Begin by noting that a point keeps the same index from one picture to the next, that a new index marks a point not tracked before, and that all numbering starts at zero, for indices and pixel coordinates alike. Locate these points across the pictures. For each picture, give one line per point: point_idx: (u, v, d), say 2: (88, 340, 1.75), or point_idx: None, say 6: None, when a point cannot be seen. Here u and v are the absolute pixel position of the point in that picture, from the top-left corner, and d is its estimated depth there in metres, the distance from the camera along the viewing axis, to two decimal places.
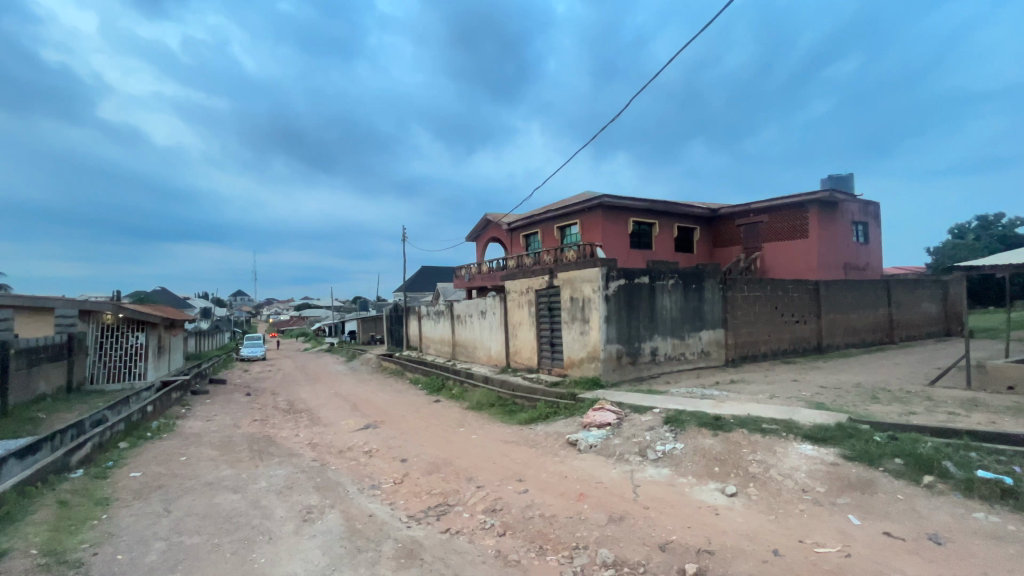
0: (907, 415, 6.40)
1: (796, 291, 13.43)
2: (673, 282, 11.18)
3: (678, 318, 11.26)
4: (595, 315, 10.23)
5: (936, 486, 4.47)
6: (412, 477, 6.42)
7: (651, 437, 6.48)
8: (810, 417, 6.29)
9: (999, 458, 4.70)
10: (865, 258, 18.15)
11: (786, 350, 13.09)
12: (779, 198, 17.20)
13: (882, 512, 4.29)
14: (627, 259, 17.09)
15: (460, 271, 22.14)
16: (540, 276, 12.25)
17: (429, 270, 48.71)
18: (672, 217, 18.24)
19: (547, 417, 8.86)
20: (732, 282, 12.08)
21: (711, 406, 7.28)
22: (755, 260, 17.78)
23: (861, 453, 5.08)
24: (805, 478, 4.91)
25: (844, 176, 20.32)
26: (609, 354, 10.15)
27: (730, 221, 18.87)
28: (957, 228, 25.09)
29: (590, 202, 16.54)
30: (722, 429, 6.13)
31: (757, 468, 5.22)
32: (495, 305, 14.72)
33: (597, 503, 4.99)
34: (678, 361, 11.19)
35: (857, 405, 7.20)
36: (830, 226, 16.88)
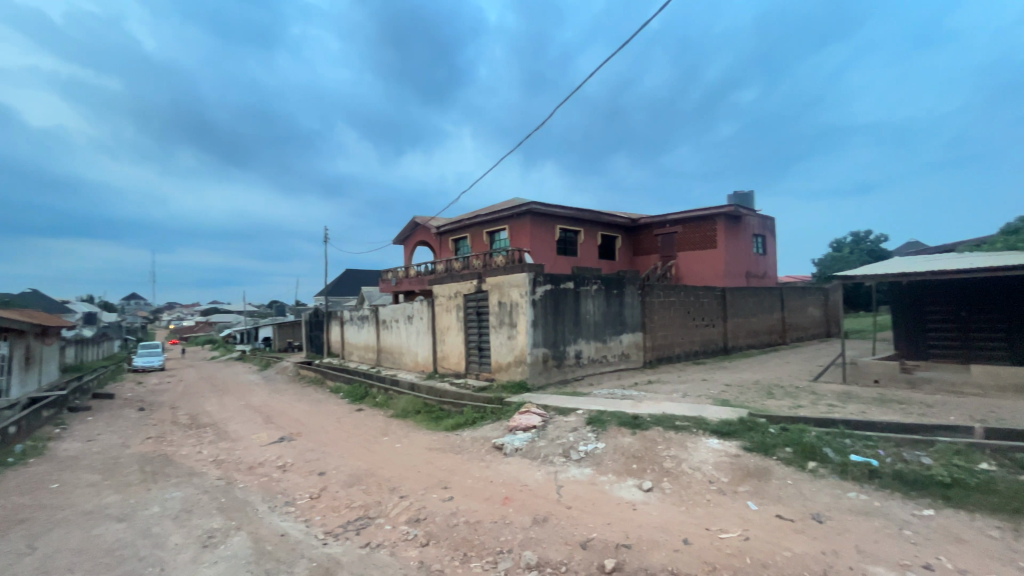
0: (795, 409, 7.18)
1: (706, 297, 14.54)
2: (596, 287, 11.63)
3: (601, 322, 11.73)
4: (522, 320, 10.37)
5: (819, 471, 5.03)
6: (331, 491, 6.09)
7: (574, 438, 6.66)
8: (716, 413, 6.83)
9: (867, 443, 5.38)
10: (763, 268, 20.09)
11: (697, 351, 14.11)
12: (691, 210, 18.57)
13: (776, 496, 4.73)
14: (554, 265, 17.56)
15: (386, 275, 21.51)
16: (468, 280, 12.22)
17: (353, 273, 46.97)
18: (596, 225, 19.02)
19: (474, 422, 8.82)
20: (650, 288, 12.83)
21: (630, 406, 7.65)
22: (671, 268, 19.03)
23: (758, 444, 5.58)
24: (712, 470, 5.30)
25: (745, 192, 22.39)
26: (536, 357, 10.32)
27: (648, 230, 20.05)
28: (835, 242, 28.63)
29: (518, 208, 16.80)
30: (639, 427, 6.45)
31: (670, 463, 5.55)
32: (422, 309, 14.44)
33: (522, 506, 5.04)
34: (600, 363, 11.64)
35: (756, 401, 7.94)
36: (735, 238, 18.48)
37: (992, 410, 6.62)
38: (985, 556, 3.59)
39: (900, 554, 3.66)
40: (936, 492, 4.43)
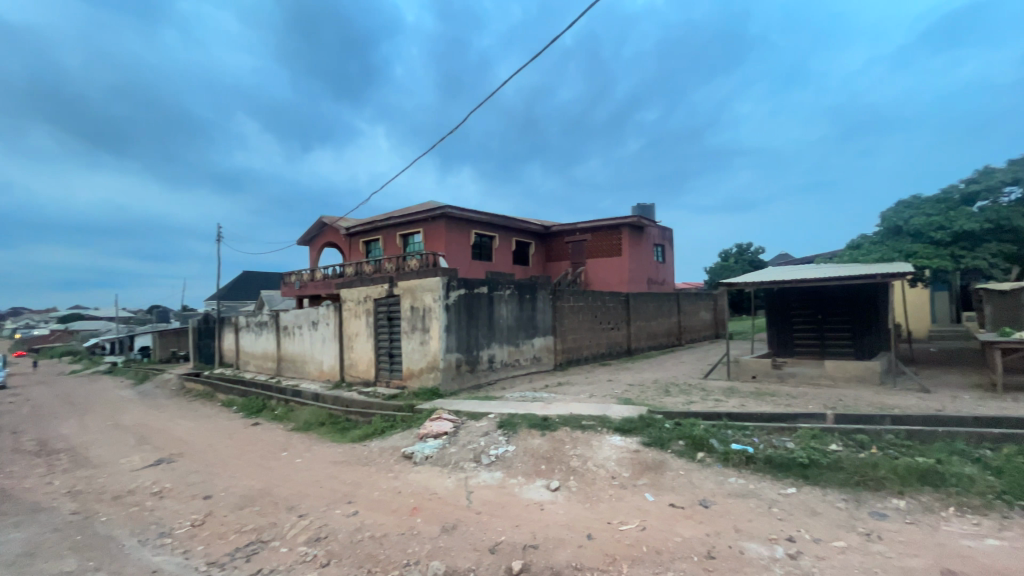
0: (688, 404, 7.84)
1: (611, 301, 15.39)
2: (509, 292, 11.80)
3: (514, 326, 11.93)
4: (435, 325, 10.22)
5: (706, 460, 5.52)
6: (218, 516, 5.49)
7: (485, 442, 6.67)
8: (619, 412, 7.23)
9: (745, 432, 6.02)
10: (662, 275, 21.74)
11: (603, 353, 14.87)
12: (599, 220, 19.59)
13: (669, 487, 5.11)
14: (469, 270, 17.55)
15: (290, 278, 20.08)
16: (379, 284, 11.78)
17: (252, 276, 43.23)
18: (510, 231, 19.34)
19: (383, 431, 8.48)
20: (560, 293, 13.31)
21: (540, 408, 7.85)
22: (581, 274, 19.91)
23: (655, 439, 5.99)
24: (614, 466, 5.58)
25: (647, 205, 24.10)
26: (449, 362, 10.20)
27: (560, 238, 20.80)
28: (723, 253, 31.83)
29: (433, 211, 16.58)
30: (548, 428, 6.64)
31: (577, 461, 5.77)
32: (328, 315, 13.65)
33: (430, 515, 4.92)
34: (512, 367, 11.81)
35: (655, 398, 8.54)
36: (638, 247, 19.80)
37: (841, 399, 7.74)
38: (834, 525, 4.16)
39: (770, 530, 4.12)
40: (798, 472, 5.05)
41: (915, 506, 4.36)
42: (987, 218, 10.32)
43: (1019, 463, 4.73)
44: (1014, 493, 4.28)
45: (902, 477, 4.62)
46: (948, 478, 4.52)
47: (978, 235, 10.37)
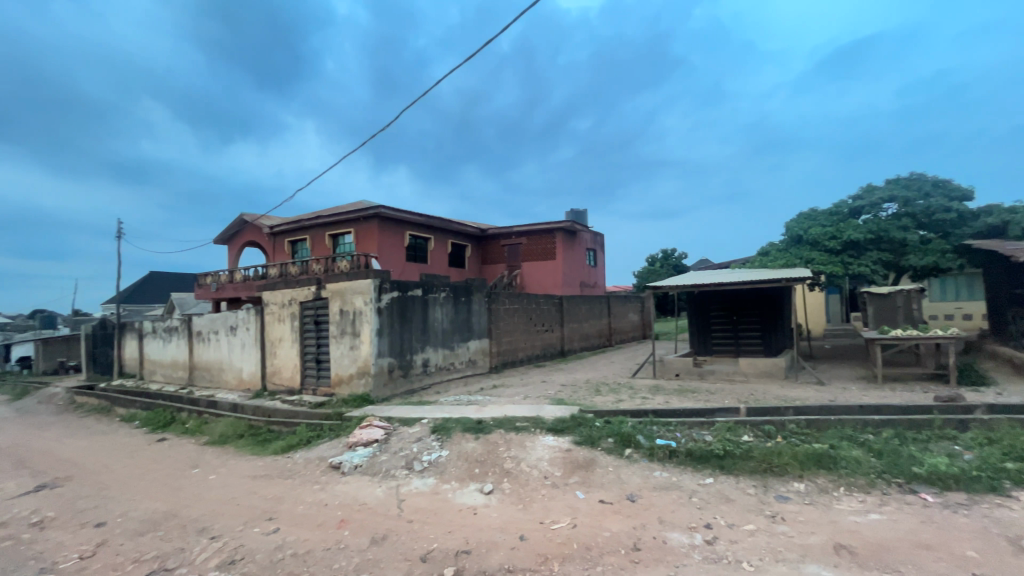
0: (617, 403, 8.16)
1: (546, 304, 15.69)
2: (444, 295, 11.66)
3: (449, 329, 11.79)
4: (366, 329, 9.84)
5: (633, 456, 5.76)
6: (113, 545, 4.91)
7: (417, 449, 6.52)
8: (552, 412, 7.38)
9: (668, 427, 6.36)
10: (594, 278, 22.49)
11: (538, 355, 15.10)
12: (534, 223, 19.93)
13: (599, 484, 5.27)
14: (403, 272, 17.16)
15: (204, 279, 18.52)
16: (306, 286, 11.19)
17: (159, 277, 39.36)
18: (446, 233, 19.15)
19: (309, 442, 8.04)
20: (495, 296, 13.36)
21: (474, 411, 7.81)
22: (516, 276, 20.12)
23: (586, 437, 6.17)
24: (547, 466, 5.67)
25: (580, 210, 24.85)
26: (380, 367, 9.87)
27: (496, 241, 20.90)
28: (651, 257, 33.52)
29: (365, 211, 16.03)
30: (482, 431, 6.62)
31: (510, 463, 5.79)
32: (248, 319, 12.73)
33: (359, 528, 4.72)
34: (447, 371, 11.67)
35: (586, 398, 8.79)
36: (571, 251, 20.34)
37: (752, 393, 8.41)
38: (745, 510, 4.49)
39: (690, 519, 4.37)
40: (715, 463, 5.40)
41: (813, 488, 4.82)
42: (870, 230, 11.69)
43: (896, 445, 5.38)
44: (892, 472, 4.85)
45: (802, 462, 5.09)
46: (839, 462, 5.04)
47: (863, 244, 11.73)
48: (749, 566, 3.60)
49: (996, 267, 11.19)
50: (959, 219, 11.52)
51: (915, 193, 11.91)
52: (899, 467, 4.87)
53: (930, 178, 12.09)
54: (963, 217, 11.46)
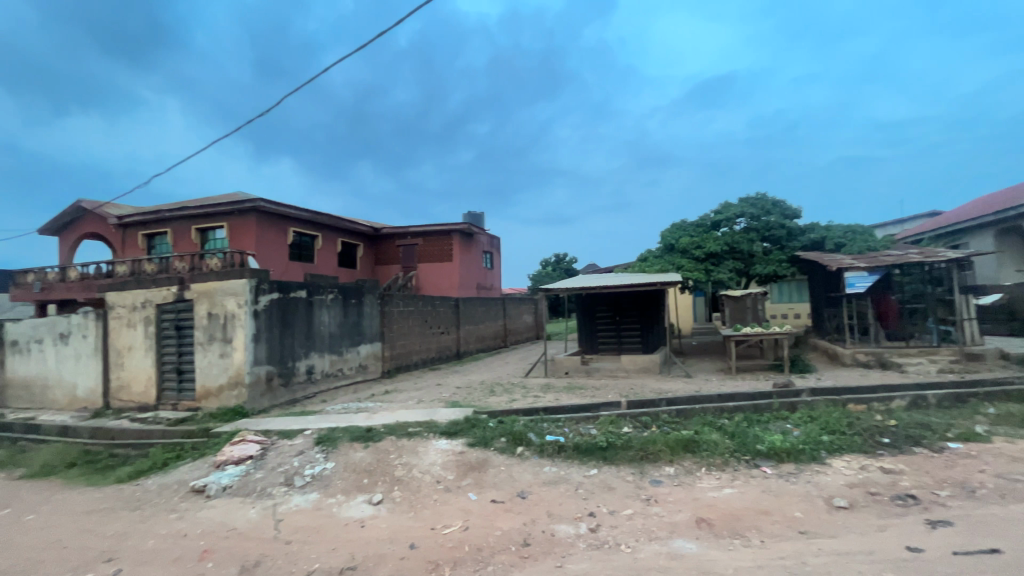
0: (510, 402, 8.34)
1: (442, 306, 15.54)
2: (332, 297, 10.97)
3: (337, 333, 11.11)
4: (239, 334, 8.84)
5: (524, 453, 5.92)
6: None
7: (299, 463, 6.02)
8: (445, 415, 7.31)
9: (557, 424, 6.66)
10: (490, 280, 22.79)
11: (433, 358, 14.88)
12: (430, 225, 19.63)
13: (491, 484, 5.32)
14: (286, 272, 15.81)
15: (24, 277, 15.25)
16: (164, 286, 9.76)
17: None
18: (335, 231, 18.04)
19: (165, 464, 7.00)
20: (389, 298, 12.90)
21: (364, 418, 7.43)
22: (411, 278, 19.64)
23: (479, 439, 6.22)
24: (440, 470, 5.59)
25: (477, 213, 25.01)
26: (257, 376, 8.95)
27: (390, 241, 20.21)
28: (545, 261, 34.90)
29: (242, 204, 14.47)
30: (372, 440, 6.33)
31: (401, 471, 5.60)
32: (86, 325, 10.74)
33: (225, 557, 4.21)
34: (335, 378, 10.97)
35: (480, 399, 8.85)
36: (468, 253, 20.39)
37: (632, 388, 9.15)
38: (624, 497, 4.85)
39: (576, 510, 4.60)
40: (599, 454, 5.76)
41: (680, 471, 5.38)
42: (726, 241, 13.42)
43: (745, 427, 6.22)
44: (742, 450, 5.58)
45: (673, 448, 5.64)
46: (702, 445, 5.67)
47: (721, 254, 13.42)
48: (627, 548, 3.88)
49: (817, 273, 13.47)
50: (791, 234, 13.70)
51: (760, 211, 13.91)
52: (748, 446, 5.62)
53: (771, 199, 14.18)
54: (795, 233, 13.65)
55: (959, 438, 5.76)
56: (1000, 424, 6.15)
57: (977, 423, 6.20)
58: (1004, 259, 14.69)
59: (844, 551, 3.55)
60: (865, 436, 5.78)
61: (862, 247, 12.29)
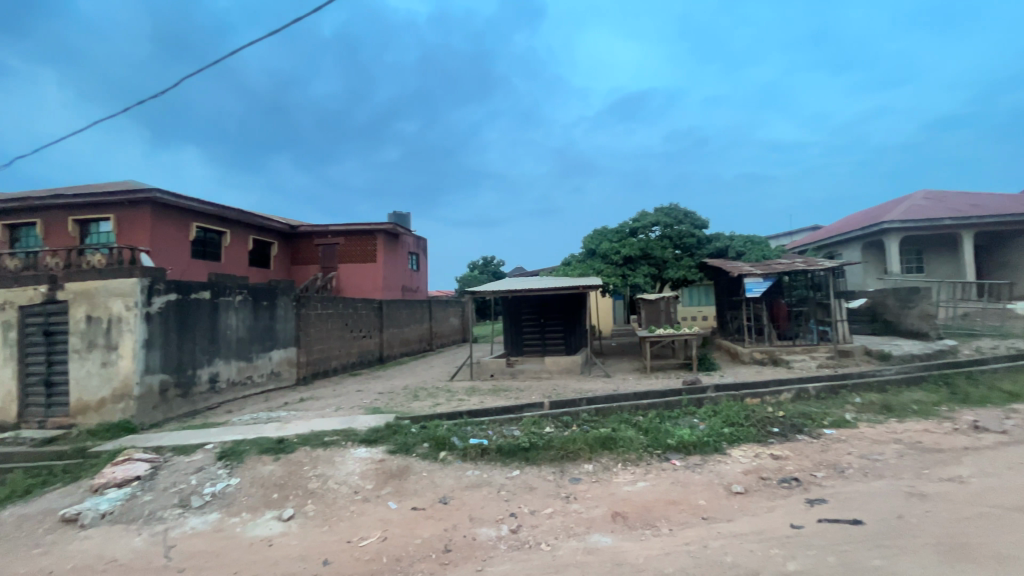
0: (434, 407, 8.21)
1: (364, 308, 14.96)
2: (240, 299, 10.15)
3: (246, 338, 10.28)
4: (126, 340, 7.85)
5: (447, 458, 5.85)
6: None
7: (197, 481, 5.47)
8: (365, 422, 7.04)
9: (481, 426, 6.67)
10: (416, 283, 22.35)
11: (354, 363, 14.25)
12: (353, 224, 18.83)
13: (412, 491, 5.18)
14: (186, 271, 14.38)
15: None
16: (31, 286, 8.45)
17: None
18: (246, 228, 16.71)
19: (27, 492, 6.04)
20: (305, 300, 12.17)
21: (275, 429, 6.93)
22: (331, 279, 18.72)
23: (401, 445, 6.06)
24: (358, 480, 5.36)
25: (403, 213, 24.44)
26: (149, 387, 8.01)
27: (308, 239, 19.13)
28: (472, 263, 34.79)
29: (134, 194, 12.94)
30: (283, 451, 5.93)
31: (315, 483, 5.29)
32: None
33: None
34: (242, 387, 10.12)
35: (403, 404, 8.62)
36: (393, 254, 19.82)
37: (555, 388, 9.39)
38: (545, 496, 4.96)
39: (498, 512, 4.62)
40: (521, 455, 5.83)
41: (598, 467, 5.60)
42: (642, 248, 14.26)
43: (657, 423, 6.61)
44: (654, 445, 5.93)
45: (591, 446, 5.86)
46: (619, 442, 5.94)
47: (637, 259, 14.23)
48: (547, 546, 3.96)
49: (721, 279, 14.70)
50: (700, 243, 14.84)
51: (673, 220, 14.94)
52: (659, 441, 5.98)
53: (682, 209, 15.27)
54: (703, 241, 14.81)
55: (832, 425, 6.56)
56: (864, 411, 7.10)
57: (846, 411, 7.11)
58: (869, 269, 17.02)
59: (740, 532, 3.89)
60: (759, 427, 6.39)
61: (758, 255, 13.62)
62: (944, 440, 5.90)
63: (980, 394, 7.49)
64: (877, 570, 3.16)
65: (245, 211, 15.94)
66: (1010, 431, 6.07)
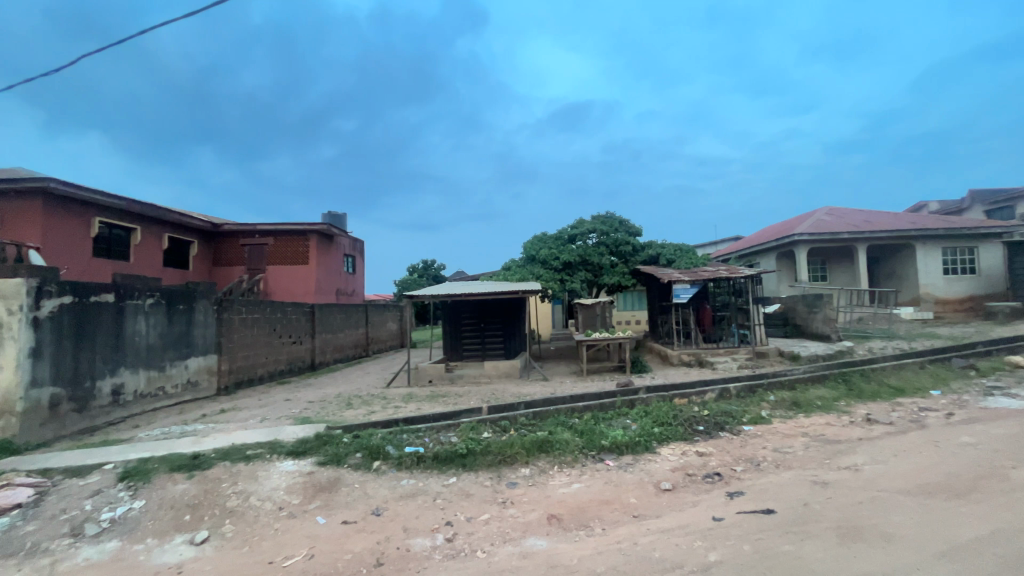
0: (368, 415, 7.93)
1: (294, 313, 14.17)
2: (151, 302, 9.27)
3: (158, 346, 9.39)
4: (8, 349, 6.88)
5: (381, 468, 5.66)
6: None
7: (93, 506, 4.89)
8: (293, 433, 6.66)
9: (417, 434, 6.52)
10: (352, 286, 21.55)
11: (282, 371, 13.44)
12: (283, 224, 17.82)
13: (342, 504, 4.95)
14: (86, 271, 12.95)
15: None
16: None
17: None
18: (161, 224, 15.31)
19: None
20: (228, 304, 11.33)
21: (189, 444, 6.38)
22: (258, 282, 17.60)
23: (331, 456, 5.79)
24: (283, 495, 5.04)
25: (339, 214, 23.53)
26: (37, 402, 7.08)
27: (233, 239, 17.89)
28: (412, 267, 34.11)
29: (22, 184, 11.46)
30: (198, 468, 5.47)
31: (234, 500, 4.92)
32: None
33: None
34: (152, 399, 9.21)
35: (335, 413, 8.25)
36: (327, 255, 18.96)
37: (493, 393, 9.39)
38: (482, 502, 4.92)
39: (433, 521, 4.53)
40: (458, 462, 5.76)
41: (534, 470, 5.65)
42: (580, 254, 14.65)
43: (592, 424, 6.80)
44: (589, 447, 6.08)
45: (528, 450, 5.91)
46: (555, 445, 6.03)
47: (575, 265, 14.61)
48: (482, 553, 3.93)
49: (653, 285, 15.42)
50: (634, 250, 15.46)
51: (609, 228, 15.46)
52: (594, 442, 6.15)
53: (618, 218, 15.86)
54: (636, 249, 15.45)
55: (750, 422, 7.07)
56: (777, 408, 7.72)
57: (762, 408, 7.69)
58: (782, 277, 18.58)
59: (667, 527, 4.07)
60: (685, 425, 6.75)
61: (686, 263, 14.42)
62: (843, 432, 6.53)
63: (872, 389, 8.38)
64: (786, 555, 3.42)
65: (160, 206, 14.60)
66: (896, 422, 6.84)
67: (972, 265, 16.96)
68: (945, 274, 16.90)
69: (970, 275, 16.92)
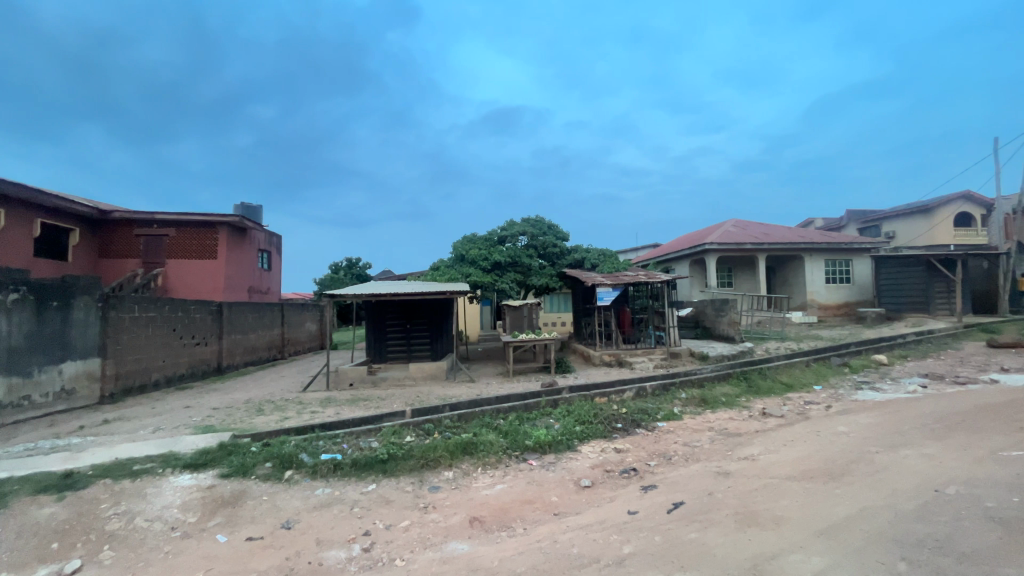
0: (281, 421, 7.42)
1: (197, 312, 12.93)
2: (16, 299, 8.03)
3: (23, 348, 8.14)
4: None
5: (293, 478, 5.30)
6: None
7: None
8: (192, 443, 6.06)
9: (334, 440, 6.20)
10: (266, 283, 20.09)
11: (182, 375, 12.19)
12: (186, 214, 16.15)
13: (248, 519, 4.56)
14: None
15: None
16: None
17: None
18: (33, 208, 13.33)
19: None
20: (116, 301, 10.09)
21: (62, 460, 5.59)
22: (154, 277, 15.86)
23: (237, 467, 5.35)
24: (177, 514, 4.54)
25: (253, 205, 21.82)
26: None
27: (124, 227, 16.01)
28: (334, 263, 32.52)
29: None
30: (72, 488, 4.79)
31: (117, 523, 4.36)
32: None
33: None
34: (13, 411, 7.94)
35: (243, 420, 7.63)
36: (238, 250, 17.47)
37: (418, 395, 9.19)
38: (402, 508, 4.77)
39: (349, 531, 4.31)
40: (378, 468, 5.54)
41: (458, 473, 5.59)
42: (509, 255, 14.80)
43: (517, 425, 6.87)
44: (513, 447, 6.13)
45: (452, 452, 5.82)
46: (479, 447, 6.00)
47: (504, 266, 14.71)
48: (401, 562, 3.80)
49: (578, 288, 15.93)
50: (561, 253, 15.85)
51: (538, 231, 15.76)
52: (518, 443, 6.21)
53: (547, 222, 16.19)
54: (563, 252, 15.86)
55: (663, 419, 7.50)
56: (687, 404, 8.29)
57: (674, 405, 8.21)
58: (694, 282, 20.01)
59: (586, 523, 4.20)
60: (605, 423, 7.02)
61: (609, 268, 15.06)
62: (743, 425, 7.15)
63: (767, 385, 9.26)
64: (692, 542, 3.66)
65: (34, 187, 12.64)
66: (786, 414, 7.61)
67: (849, 275, 19.36)
68: (827, 282, 19.13)
69: (847, 283, 19.30)
